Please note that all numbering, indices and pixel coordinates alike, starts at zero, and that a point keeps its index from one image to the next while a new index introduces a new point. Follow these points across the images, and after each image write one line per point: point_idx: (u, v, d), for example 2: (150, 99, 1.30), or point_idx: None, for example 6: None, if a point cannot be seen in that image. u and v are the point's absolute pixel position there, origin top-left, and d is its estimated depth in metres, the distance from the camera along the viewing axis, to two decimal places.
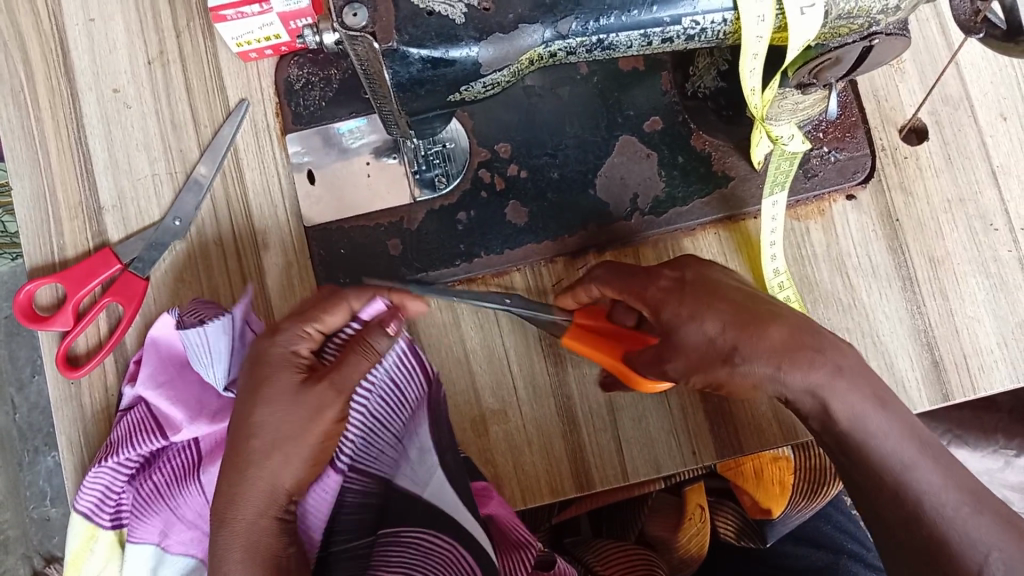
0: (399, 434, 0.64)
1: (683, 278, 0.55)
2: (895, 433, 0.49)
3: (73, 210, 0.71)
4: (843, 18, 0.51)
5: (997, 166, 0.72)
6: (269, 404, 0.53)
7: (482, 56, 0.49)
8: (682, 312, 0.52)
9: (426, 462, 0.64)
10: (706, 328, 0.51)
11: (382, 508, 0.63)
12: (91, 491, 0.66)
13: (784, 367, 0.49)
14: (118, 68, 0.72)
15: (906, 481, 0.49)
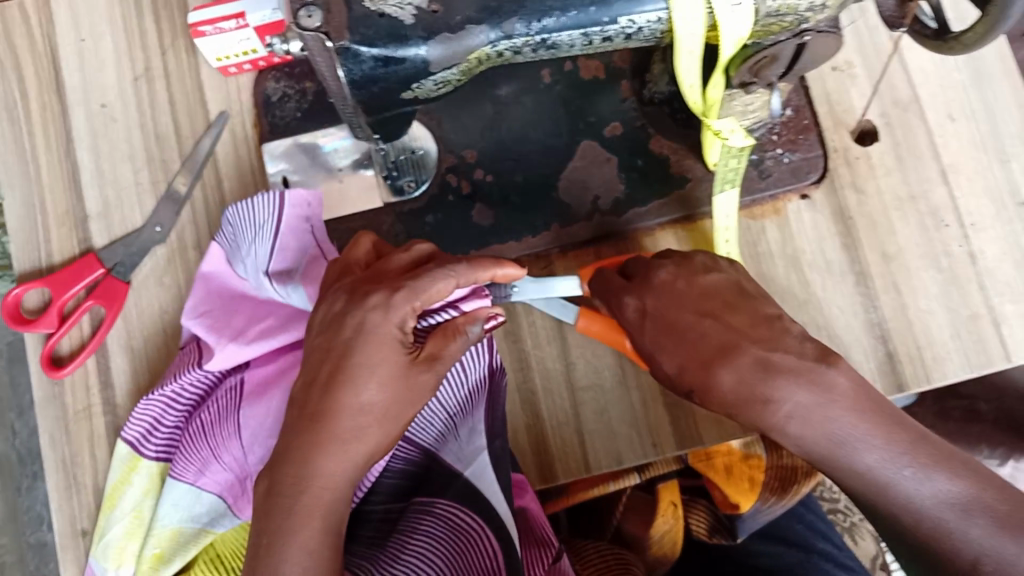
0: (456, 412, 0.65)
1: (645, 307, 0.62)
2: (869, 449, 0.52)
3: (60, 218, 0.75)
4: (772, 15, 0.54)
5: (946, 166, 0.74)
6: (375, 386, 0.50)
7: (431, 55, 0.53)
8: (656, 338, 0.60)
9: (474, 443, 0.65)
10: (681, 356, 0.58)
11: (425, 476, 0.65)
12: (143, 421, 0.69)
13: (770, 397, 0.53)
14: (105, 84, 0.76)
15: (906, 493, 0.51)
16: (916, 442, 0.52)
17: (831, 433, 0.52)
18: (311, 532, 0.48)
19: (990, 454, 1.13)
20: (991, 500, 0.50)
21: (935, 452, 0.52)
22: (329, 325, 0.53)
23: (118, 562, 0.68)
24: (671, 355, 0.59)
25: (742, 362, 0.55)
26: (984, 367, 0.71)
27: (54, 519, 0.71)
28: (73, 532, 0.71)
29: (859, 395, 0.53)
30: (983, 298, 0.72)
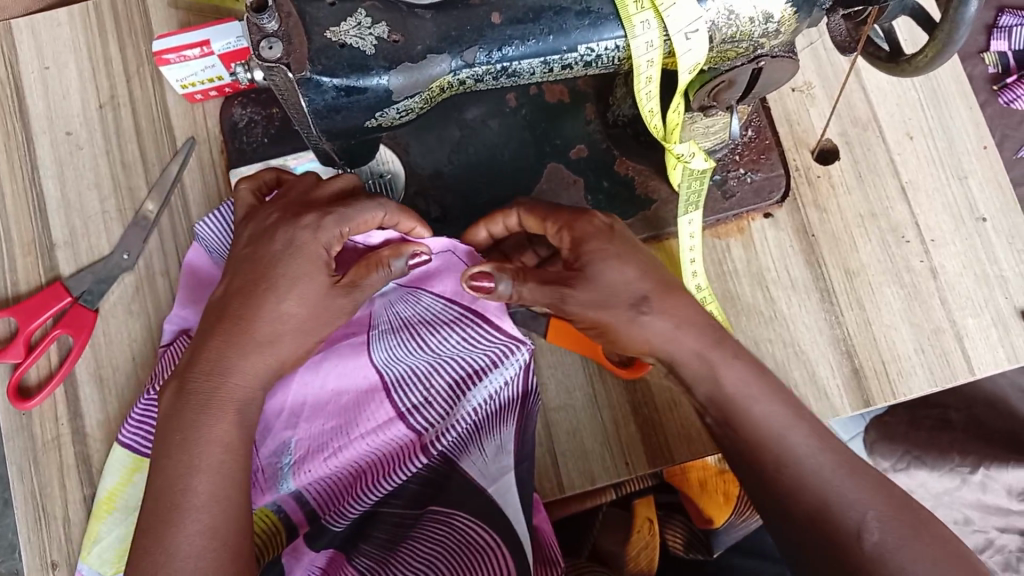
0: (482, 417, 0.64)
1: (612, 226, 0.61)
2: (777, 418, 0.57)
3: (26, 247, 0.74)
4: (727, 42, 0.55)
5: (906, 183, 0.76)
6: (300, 300, 0.56)
7: (393, 83, 0.53)
8: (608, 252, 0.59)
9: (500, 461, 0.63)
10: (626, 274, 0.59)
11: (441, 486, 0.63)
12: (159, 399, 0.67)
13: (682, 328, 0.59)
14: (71, 112, 0.76)
15: (822, 488, 0.55)
16: (832, 439, 0.58)
17: (753, 412, 0.57)
18: (226, 428, 0.54)
19: (961, 463, 1.12)
20: (905, 522, 0.54)
21: (847, 461, 0.56)
22: (258, 238, 0.58)
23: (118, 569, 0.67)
24: (623, 270, 0.59)
25: (642, 284, 0.59)
26: (948, 381, 0.72)
27: (22, 553, 0.70)
28: (42, 566, 0.70)
29: (785, 394, 0.59)
30: (945, 313, 0.73)
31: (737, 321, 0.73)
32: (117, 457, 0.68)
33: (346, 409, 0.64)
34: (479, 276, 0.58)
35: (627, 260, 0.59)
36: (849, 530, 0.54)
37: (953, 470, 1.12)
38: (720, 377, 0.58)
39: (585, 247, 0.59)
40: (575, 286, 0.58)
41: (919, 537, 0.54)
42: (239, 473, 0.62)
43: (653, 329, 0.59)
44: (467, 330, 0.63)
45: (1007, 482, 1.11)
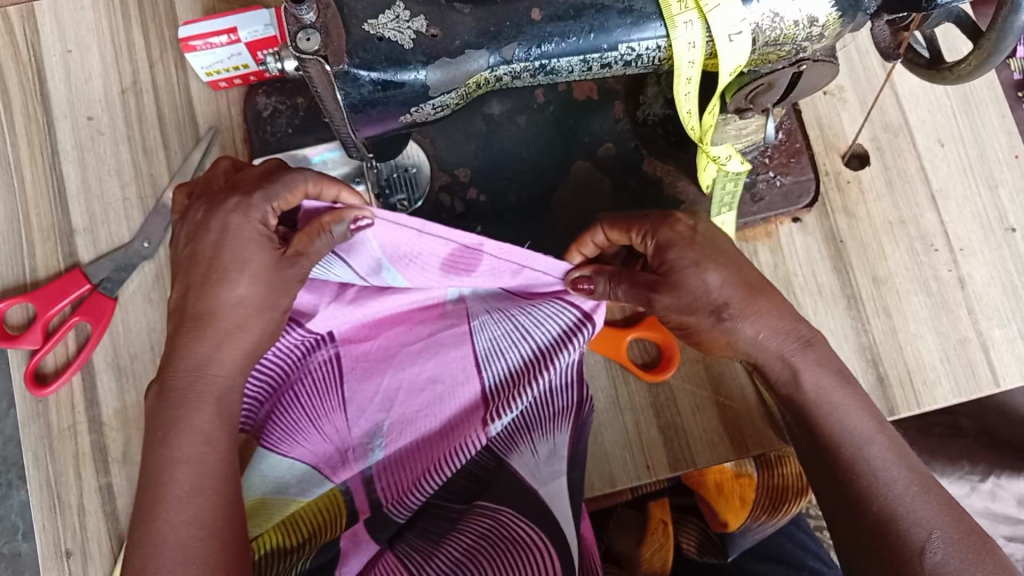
0: (542, 416, 0.65)
1: (696, 229, 0.60)
2: (862, 427, 0.58)
3: (45, 232, 0.73)
4: (770, 44, 0.54)
5: (936, 191, 0.75)
6: (249, 280, 0.55)
7: (430, 79, 0.53)
8: (692, 258, 0.58)
9: (553, 465, 0.63)
10: (709, 279, 0.58)
11: (489, 483, 0.63)
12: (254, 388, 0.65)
13: (764, 334, 0.59)
14: (93, 97, 0.75)
15: (890, 499, 0.55)
16: (911, 456, 0.58)
17: (835, 415, 0.58)
18: (207, 418, 0.55)
19: (971, 471, 1.11)
20: (972, 545, 0.54)
21: (919, 484, 0.56)
22: (194, 235, 0.56)
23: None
24: (710, 273, 0.58)
25: (724, 290, 0.58)
26: (973, 392, 0.71)
27: (36, 540, 0.70)
28: (56, 554, 0.69)
29: (863, 399, 0.60)
30: (972, 323, 0.73)
31: None
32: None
33: (430, 393, 0.65)
34: (578, 281, 0.62)
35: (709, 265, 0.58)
36: (913, 546, 0.54)
37: (963, 478, 1.10)
38: (803, 378, 0.59)
39: (668, 253, 0.59)
40: (661, 290, 0.59)
41: (985, 563, 0.53)
42: (329, 448, 0.64)
43: (738, 334, 0.58)
44: (568, 331, 0.64)
45: (1017, 492, 1.09)
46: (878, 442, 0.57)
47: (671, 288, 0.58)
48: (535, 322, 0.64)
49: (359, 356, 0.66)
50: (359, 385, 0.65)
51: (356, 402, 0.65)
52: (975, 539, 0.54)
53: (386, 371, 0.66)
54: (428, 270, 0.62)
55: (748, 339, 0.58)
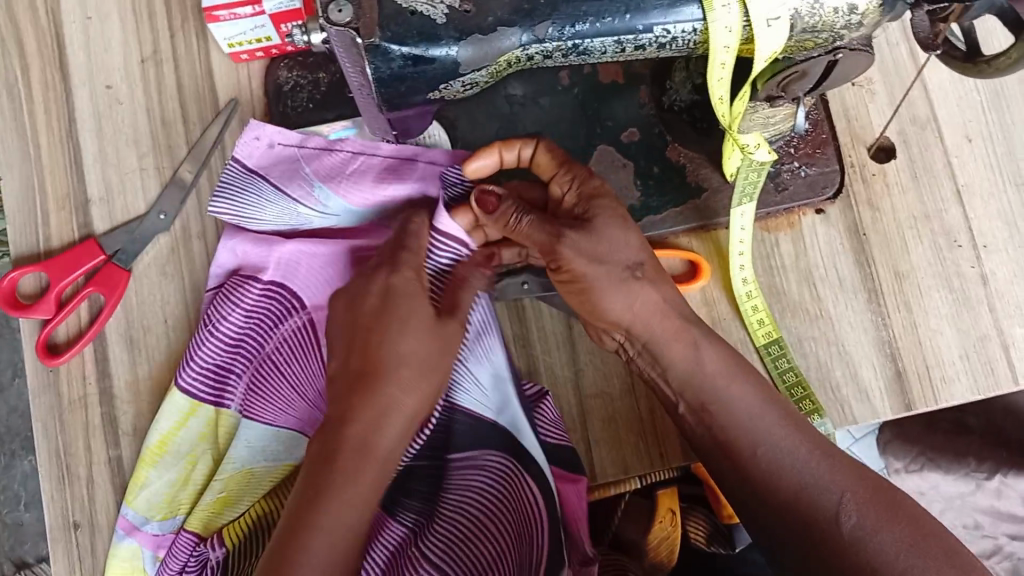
0: (474, 352, 0.67)
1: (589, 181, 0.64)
2: (752, 400, 0.61)
3: (60, 201, 0.73)
4: (807, 31, 0.53)
5: (961, 186, 0.74)
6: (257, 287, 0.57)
7: (461, 55, 0.52)
8: (596, 213, 0.63)
9: (500, 386, 0.66)
10: (629, 242, 0.63)
11: (450, 430, 0.66)
12: (203, 357, 0.67)
13: (659, 314, 0.63)
14: (112, 65, 0.74)
15: (794, 473, 0.57)
16: (804, 423, 0.60)
17: (730, 397, 0.61)
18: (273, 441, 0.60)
19: (977, 468, 1.10)
20: (879, 506, 0.55)
21: (816, 444, 0.59)
22: None
23: (165, 514, 0.68)
24: (611, 234, 0.62)
25: (637, 252, 0.63)
26: (991, 390, 0.71)
27: (44, 511, 0.69)
28: (65, 525, 0.69)
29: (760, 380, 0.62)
30: (992, 321, 0.72)
31: (780, 317, 0.72)
32: (177, 401, 0.67)
33: None
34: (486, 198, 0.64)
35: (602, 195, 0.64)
36: (824, 513, 0.55)
37: (968, 475, 1.10)
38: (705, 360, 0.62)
39: (591, 202, 0.63)
40: (572, 231, 0.62)
41: (896, 519, 0.54)
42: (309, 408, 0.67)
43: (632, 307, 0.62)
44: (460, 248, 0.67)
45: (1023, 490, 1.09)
46: (771, 415, 0.60)
47: (593, 224, 0.62)
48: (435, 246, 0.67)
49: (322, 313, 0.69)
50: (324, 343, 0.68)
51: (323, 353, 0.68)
52: (879, 490, 0.56)
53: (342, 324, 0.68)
54: (362, 179, 0.70)
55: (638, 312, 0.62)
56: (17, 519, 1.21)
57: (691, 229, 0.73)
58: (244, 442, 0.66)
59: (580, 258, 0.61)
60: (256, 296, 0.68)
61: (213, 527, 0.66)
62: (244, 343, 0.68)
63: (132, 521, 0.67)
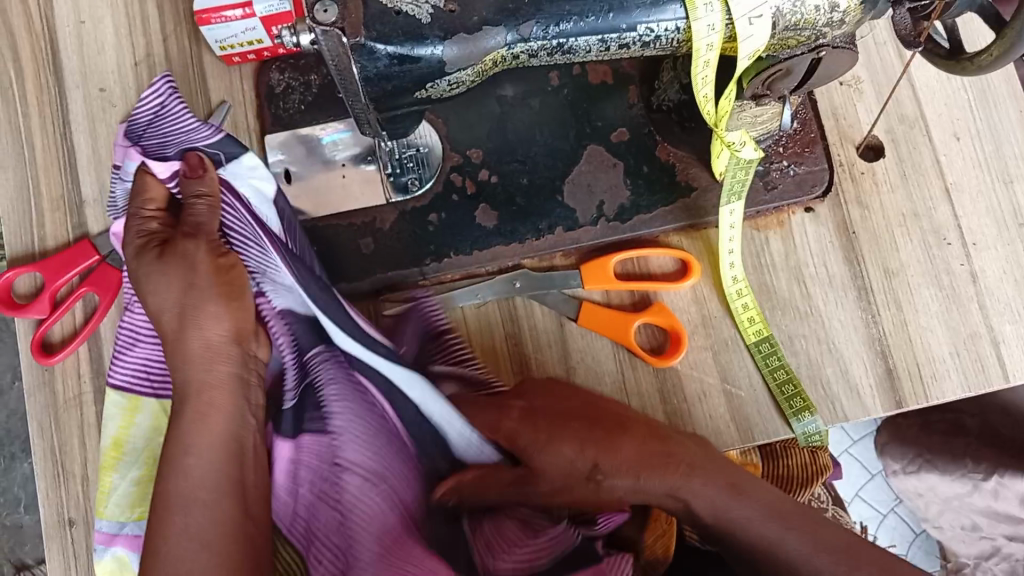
0: (260, 262, 0.65)
1: (533, 407, 0.61)
2: (772, 535, 0.52)
3: (54, 202, 0.73)
4: (790, 29, 0.53)
5: (950, 184, 0.74)
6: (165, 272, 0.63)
7: (446, 55, 0.52)
8: (539, 439, 0.58)
9: (285, 283, 0.65)
10: (564, 452, 0.58)
11: (308, 321, 0.65)
12: (138, 353, 0.69)
13: (642, 476, 0.56)
14: (105, 68, 0.75)
15: None
16: (749, 486, 0.55)
17: (741, 519, 0.53)
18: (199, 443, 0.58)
19: (973, 469, 1.09)
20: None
21: (781, 515, 0.53)
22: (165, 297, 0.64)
23: (141, 514, 0.66)
24: (553, 457, 0.58)
25: (583, 457, 0.58)
26: (981, 386, 0.71)
27: (40, 508, 0.70)
28: (59, 523, 0.70)
29: (765, 499, 0.54)
30: (983, 318, 0.72)
31: (770, 315, 0.72)
32: (115, 401, 0.68)
33: None
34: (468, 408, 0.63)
35: (558, 440, 0.58)
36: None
37: (964, 476, 1.09)
38: (693, 504, 0.55)
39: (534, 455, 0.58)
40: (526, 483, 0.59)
41: None
42: None
43: (620, 488, 0.57)
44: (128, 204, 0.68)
45: (1019, 490, 1.05)
46: (795, 539, 0.51)
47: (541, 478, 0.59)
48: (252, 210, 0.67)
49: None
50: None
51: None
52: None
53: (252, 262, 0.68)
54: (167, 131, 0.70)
55: (618, 481, 0.57)
56: (16, 522, 1.22)
57: (681, 228, 0.74)
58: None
59: (562, 496, 0.59)
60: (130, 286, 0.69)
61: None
62: None
63: (108, 531, 0.66)
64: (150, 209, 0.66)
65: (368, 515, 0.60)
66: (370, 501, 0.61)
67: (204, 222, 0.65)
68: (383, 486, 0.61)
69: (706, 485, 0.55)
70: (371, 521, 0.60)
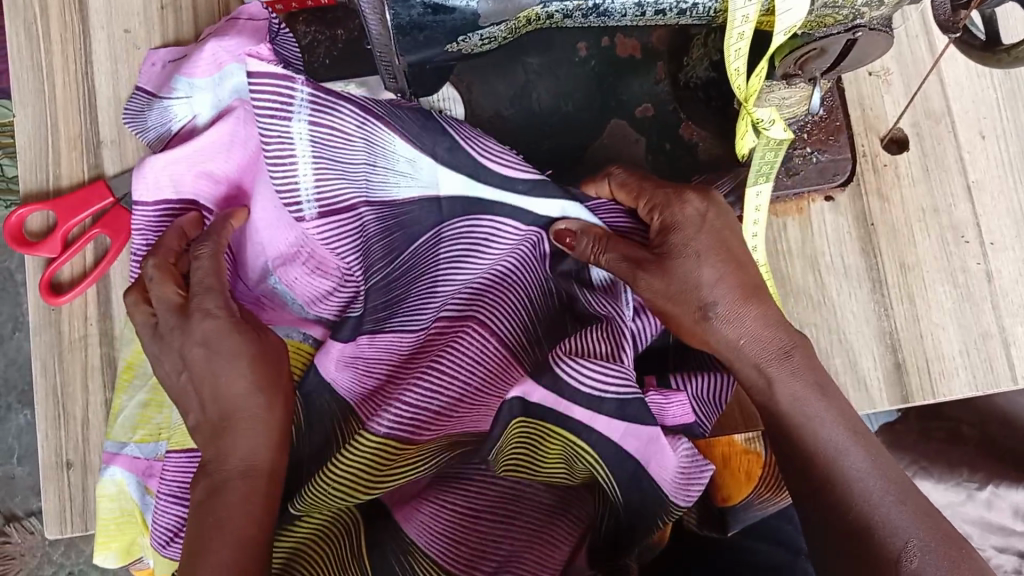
0: (363, 145, 0.61)
1: (704, 216, 0.58)
2: (831, 422, 0.55)
3: (72, 141, 0.73)
4: (828, 6, 0.53)
5: (972, 182, 0.74)
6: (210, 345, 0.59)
7: (481, 8, 0.52)
8: (693, 245, 0.57)
9: (374, 160, 0.61)
10: (703, 270, 0.56)
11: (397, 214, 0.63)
12: None
13: (746, 341, 0.56)
14: (131, 10, 0.74)
15: (862, 494, 0.53)
16: (833, 390, 0.56)
17: (817, 423, 0.55)
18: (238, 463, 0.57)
19: (969, 478, 1.08)
20: (896, 490, 0.53)
21: (851, 426, 0.55)
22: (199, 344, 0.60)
23: (144, 436, 0.68)
24: (707, 266, 0.56)
25: (717, 289, 0.56)
26: (989, 387, 0.71)
27: (38, 448, 0.71)
28: (58, 463, 0.71)
29: (843, 404, 0.56)
30: (995, 318, 0.72)
31: (784, 301, 0.72)
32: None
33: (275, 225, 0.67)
34: (564, 234, 0.59)
35: (708, 260, 0.57)
36: (889, 553, 0.50)
37: (959, 484, 1.08)
38: (777, 390, 0.55)
39: (670, 237, 0.57)
40: (649, 270, 0.57)
41: (954, 543, 0.51)
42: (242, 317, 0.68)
43: (722, 336, 0.56)
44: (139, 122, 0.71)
45: (1014, 502, 1.07)
46: (829, 416, 0.55)
47: (660, 270, 0.57)
48: (332, 127, 0.60)
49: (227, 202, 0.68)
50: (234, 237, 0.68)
51: (237, 241, 0.68)
52: (912, 495, 0.53)
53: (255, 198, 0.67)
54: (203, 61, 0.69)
55: (744, 329, 0.56)
56: (9, 472, 1.22)
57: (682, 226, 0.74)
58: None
59: (660, 300, 0.57)
60: (150, 213, 0.68)
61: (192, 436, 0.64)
62: None
63: (110, 449, 0.68)
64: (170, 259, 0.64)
65: (444, 372, 0.61)
66: (470, 361, 0.61)
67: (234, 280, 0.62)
68: (478, 336, 0.62)
69: (794, 373, 0.56)
70: (451, 378, 0.61)
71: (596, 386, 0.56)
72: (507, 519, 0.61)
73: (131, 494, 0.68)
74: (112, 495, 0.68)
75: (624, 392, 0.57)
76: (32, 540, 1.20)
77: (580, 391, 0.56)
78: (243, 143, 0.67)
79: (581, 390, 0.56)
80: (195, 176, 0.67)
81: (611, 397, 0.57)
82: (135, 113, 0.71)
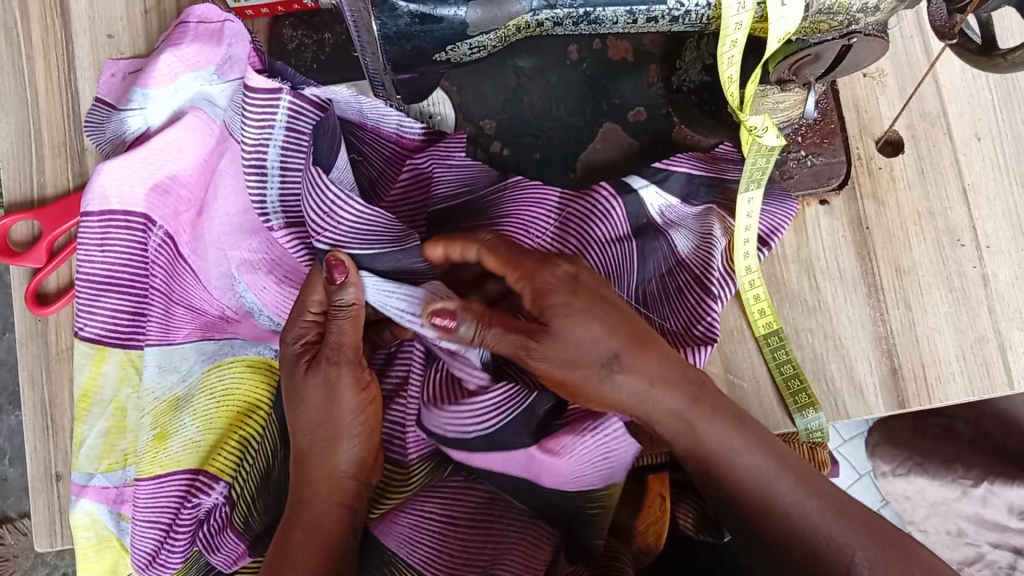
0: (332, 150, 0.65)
1: (577, 275, 0.54)
2: (757, 456, 0.54)
3: (56, 148, 0.72)
4: (823, 13, 0.52)
5: (967, 185, 0.73)
6: (297, 396, 0.59)
7: (470, 17, 0.51)
8: (573, 306, 0.53)
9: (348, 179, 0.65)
10: (592, 330, 0.52)
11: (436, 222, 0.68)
12: (105, 303, 0.67)
13: (656, 388, 0.54)
14: (114, 15, 0.73)
15: (804, 517, 0.53)
16: (748, 425, 0.55)
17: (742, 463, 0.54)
18: (319, 498, 0.59)
19: (964, 475, 1.07)
20: (841, 508, 0.53)
21: (789, 465, 0.55)
22: (292, 397, 0.60)
23: (109, 465, 0.68)
24: (589, 333, 0.52)
25: (608, 343, 0.53)
26: (986, 392, 0.71)
27: (27, 460, 0.70)
28: (46, 476, 0.70)
29: (761, 434, 0.56)
30: (991, 322, 0.71)
31: (780, 307, 0.72)
32: (82, 351, 0.68)
33: (235, 235, 0.68)
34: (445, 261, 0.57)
35: (589, 318, 0.52)
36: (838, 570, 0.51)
37: (954, 481, 1.08)
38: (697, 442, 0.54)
39: (545, 302, 0.53)
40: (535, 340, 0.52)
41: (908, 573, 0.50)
42: (199, 322, 0.68)
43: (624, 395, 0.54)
44: (96, 134, 0.71)
45: (1010, 499, 1.05)
46: (753, 454, 0.54)
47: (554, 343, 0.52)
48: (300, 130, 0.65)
49: (181, 222, 0.68)
50: (189, 254, 0.68)
51: (195, 260, 0.68)
52: (856, 513, 0.53)
53: (209, 215, 0.68)
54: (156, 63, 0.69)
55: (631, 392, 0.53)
56: (0, 475, 1.21)
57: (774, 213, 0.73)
58: (153, 365, 0.67)
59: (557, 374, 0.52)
60: (97, 227, 0.67)
61: (159, 463, 0.66)
62: (135, 280, 0.67)
63: (78, 481, 0.68)
64: (308, 316, 0.59)
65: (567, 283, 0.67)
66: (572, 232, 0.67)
67: (348, 340, 0.57)
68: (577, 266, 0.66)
69: (717, 421, 0.54)
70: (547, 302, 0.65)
71: (460, 432, 0.61)
72: (487, 523, 0.64)
73: (105, 522, 0.69)
74: (87, 525, 0.68)
75: (484, 426, 0.61)
76: (25, 542, 1.19)
77: (448, 439, 0.61)
78: (198, 146, 0.69)
79: (450, 437, 0.61)
80: (150, 189, 0.67)
81: (476, 437, 0.61)
82: (95, 125, 0.71)
